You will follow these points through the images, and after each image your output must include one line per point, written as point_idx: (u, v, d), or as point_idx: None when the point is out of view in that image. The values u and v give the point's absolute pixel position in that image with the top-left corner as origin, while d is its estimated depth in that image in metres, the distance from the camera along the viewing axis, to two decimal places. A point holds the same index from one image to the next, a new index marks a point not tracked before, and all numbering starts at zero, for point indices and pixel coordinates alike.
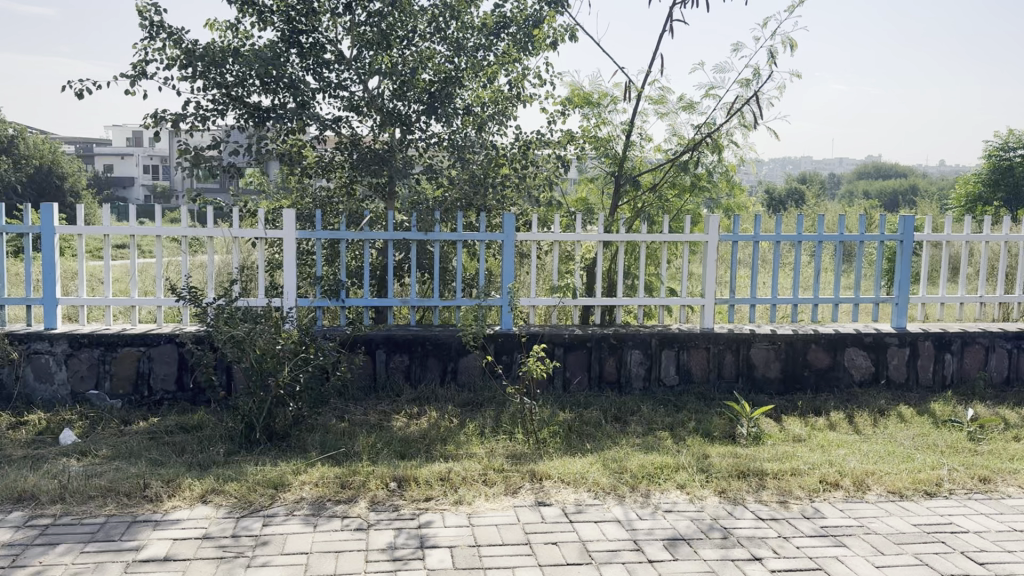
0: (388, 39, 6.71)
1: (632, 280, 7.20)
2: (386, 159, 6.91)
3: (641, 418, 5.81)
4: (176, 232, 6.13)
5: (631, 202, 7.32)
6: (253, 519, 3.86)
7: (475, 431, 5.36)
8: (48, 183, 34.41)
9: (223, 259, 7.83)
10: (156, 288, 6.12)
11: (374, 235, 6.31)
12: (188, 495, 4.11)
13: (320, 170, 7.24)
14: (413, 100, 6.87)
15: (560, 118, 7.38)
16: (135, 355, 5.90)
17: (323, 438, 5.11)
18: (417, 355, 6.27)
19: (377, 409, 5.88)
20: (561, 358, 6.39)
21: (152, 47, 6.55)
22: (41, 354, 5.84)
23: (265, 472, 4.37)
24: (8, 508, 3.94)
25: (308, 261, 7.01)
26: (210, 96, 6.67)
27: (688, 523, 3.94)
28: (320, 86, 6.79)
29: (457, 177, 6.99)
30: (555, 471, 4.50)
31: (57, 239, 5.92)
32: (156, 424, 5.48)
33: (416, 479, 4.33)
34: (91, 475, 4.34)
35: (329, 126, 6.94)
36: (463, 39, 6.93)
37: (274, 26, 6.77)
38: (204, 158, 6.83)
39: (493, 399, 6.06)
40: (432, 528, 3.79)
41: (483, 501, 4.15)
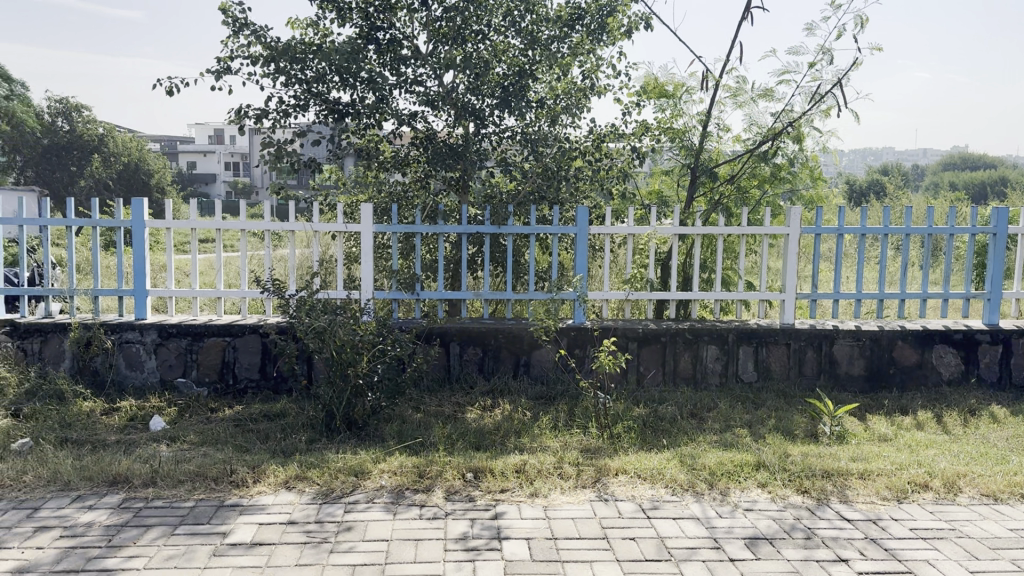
0: (463, 34, 6.76)
1: (708, 273, 7.08)
2: (460, 153, 6.97)
3: (718, 414, 5.70)
4: (259, 226, 6.27)
5: (708, 194, 7.19)
6: (333, 506, 3.93)
7: (549, 425, 5.34)
8: (136, 179, 35.84)
9: (303, 253, 7.98)
10: (241, 280, 6.28)
11: (448, 228, 6.35)
12: (272, 481, 4.22)
13: (396, 164, 7.32)
14: (487, 94, 6.86)
15: (635, 109, 7.30)
16: (221, 344, 6.09)
17: (399, 428, 5.16)
18: (490, 348, 6.29)
19: (452, 401, 5.93)
20: (634, 353, 6.32)
21: (236, 43, 6.73)
22: (133, 343, 6.08)
23: (344, 461, 4.44)
24: (104, 490, 4.12)
25: (384, 254, 7.07)
26: (292, 93, 6.82)
27: (769, 523, 3.85)
28: (397, 81, 6.87)
29: (530, 170, 6.96)
30: (631, 466, 4.45)
31: (147, 233, 6.12)
32: (240, 412, 5.64)
33: (492, 470, 4.35)
34: (181, 460, 4.49)
35: (405, 121, 7.03)
36: (537, 31, 6.93)
37: (353, 23, 6.88)
38: (286, 153, 7.06)
39: (566, 393, 6.04)
40: (509, 519, 3.80)
41: (559, 494, 4.14)
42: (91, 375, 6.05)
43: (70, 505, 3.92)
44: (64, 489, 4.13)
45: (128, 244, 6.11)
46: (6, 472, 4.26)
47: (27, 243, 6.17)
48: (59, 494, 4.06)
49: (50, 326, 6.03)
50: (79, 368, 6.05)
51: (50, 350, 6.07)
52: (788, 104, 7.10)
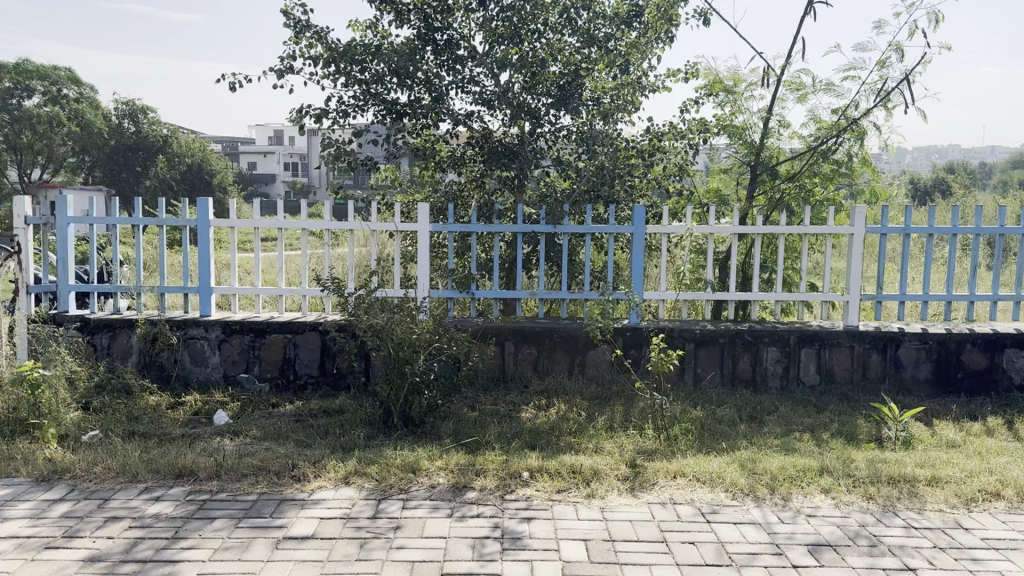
0: (521, 33, 6.76)
1: (768, 273, 6.96)
2: (516, 152, 6.96)
3: (779, 418, 5.59)
4: (319, 225, 6.37)
5: (768, 193, 7.06)
6: (392, 502, 3.97)
7: (604, 425, 5.30)
8: (199, 179, 36.73)
9: (361, 251, 8.08)
10: (302, 278, 6.39)
11: (504, 228, 6.35)
12: (331, 477, 4.27)
13: (452, 164, 7.34)
14: (543, 93, 6.84)
15: (694, 106, 7.20)
16: (282, 341, 6.20)
17: (455, 426, 5.18)
18: (545, 347, 6.28)
19: (507, 399, 5.93)
20: (692, 353, 6.23)
21: (298, 45, 6.84)
22: (197, 339, 6.23)
23: (402, 457, 4.48)
24: (171, 482, 4.22)
25: (440, 253, 7.09)
26: (351, 93, 6.92)
27: (833, 529, 3.76)
28: (454, 81, 6.90)
29: (585, 169, 6.87)
30: (690, 469, 4.39)
31: (211, 232, 6.26)
32: (301, 408, 5.74)
33: (548, 470, 4.33)
34: (244, 454, 4.59)
35: (461, 121, 7.06)
36: (594, 29, 6.91)
37: (411, 24, 6.93)
38: (345, 152, 7.15)
39: (621, 393, 6.00)
40: (566, 519, 3.78)
41: (616, 495, 4.10)
42: (158, 370, 6.22)
43: (138, 496, 4.03)
44: (132, 481, 4.24)
45: (193, 243, 6.25)
46: (78, 463, 4.40)
47: (96, 241, 6.34)
48: (127, 486, 4.18)
49: (119, 322, 6.21)
50: (146, 363, 6.22)
51: (118, 345, 6.26)
52: (852, 100, 6.93)
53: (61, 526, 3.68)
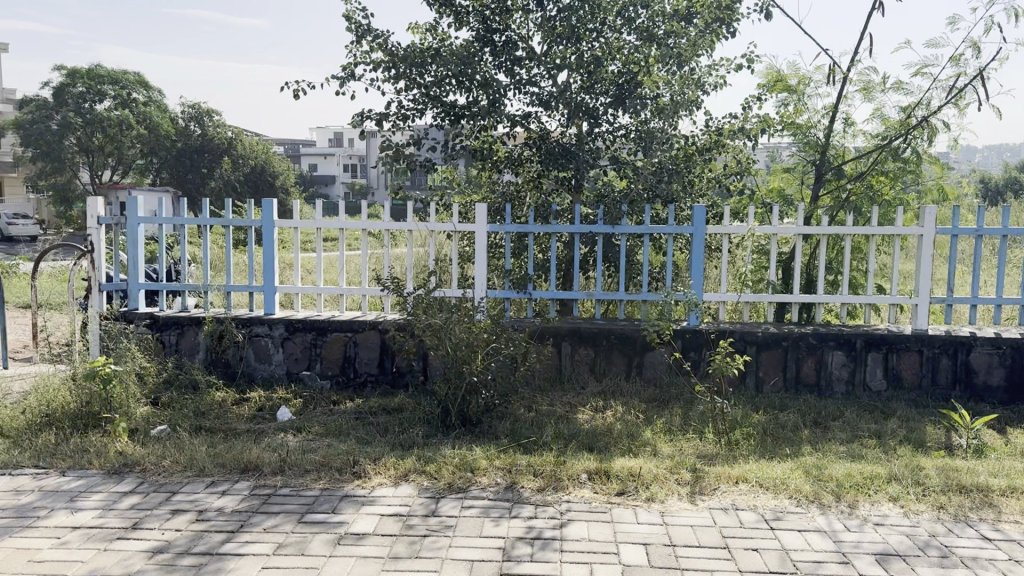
0: (578, 33, 6.72)
1: (833, 275, 6.81)
2: (574, 153, 6.97)
3: (844, 424, 5.45)
4: (379, 225, 6.44)
5: (833, 193, 6.89)
6: (451, 501, 3.99)
7: (663, 428, 5.23)
8: (263, 181, 37.52)
9: (420, 251, 8.14)
10: (362, 278, 6.47)
11: (561, 228, 6.33)
12: (391, 474, 4.32)
13: (509, 164, 7.26)
14: (602, 92, 6.82)
15: (756, 103, 7.08)
16: (342, 339, 6.29)
17: (512, 426, 5.18)
18: (603, 349, 6.24)
19: (564, 400, 5.90)
20: (753, 356, 6.12)
21: (359, 50, 6.94)
22: (262, 336, 6.36)
23: (460, 456, 4.49)
24: (236, 477, 4.32)
25: (497, 253, 7.09)
26: (411, 96, 6.99)
27: (901, 539, 3.64)
28: (512, 82, 6.91)
29: (643, 168, 6.77)
30: (752, 474, 4.31)
31: (276, 232, 6.40)
32: (361, 406, 5.81)
33: (607, 472, 4.30)
34: (307, 450, 4.66)
35: (518, 122, 7.06)
36: (654, 27, 6.76)
37: (469, 26, 6.96)
38: (404, 155, 7.20)
39: (680, 396, 5.92)
40: (625, 523, 3.75)
41: (675, 500, 4.05)
42: (223, 366, 6.37)
43: (205, 490, 4.13)
44: (199, 475, 4.35)
45: (258, 244, 6.39)
46: (147, 457, 4.53)
47: (165, 241, 6.52)
48: (195, 479, 4.29)
49: (187, 320, 6.38)
50: (212, 359, 6.37)
51: (186, 342, 6.43)
52: (922, 98, 6.73)
53: (131, 517, 3.79)
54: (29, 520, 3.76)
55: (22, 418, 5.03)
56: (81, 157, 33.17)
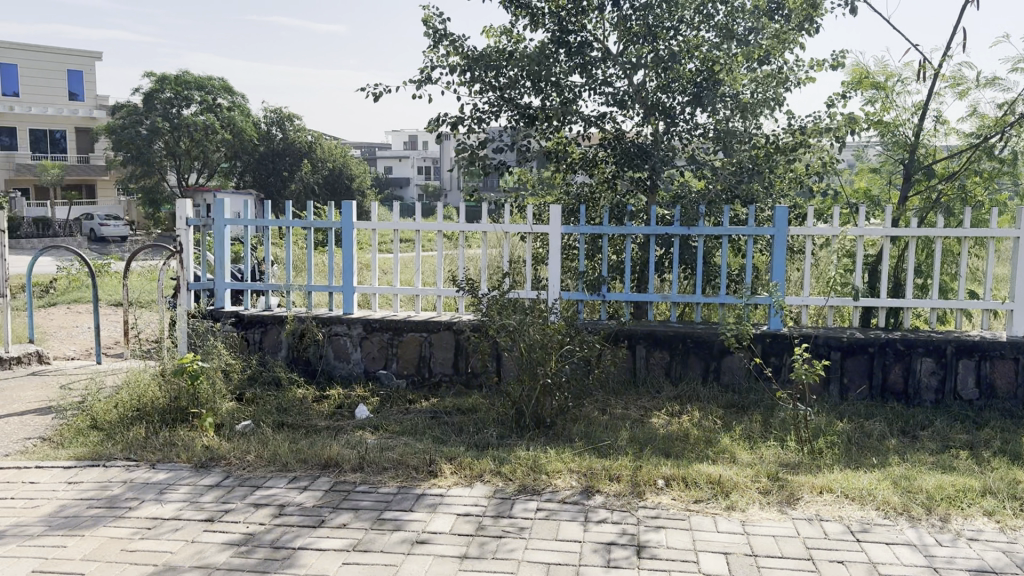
0: (655, 31, 6.63)
1: (923, 279, 6.56)
2: (649, 153, 6.86)
3: (933, 433, 5.24)
4: (453, 228, 6.49)
5: (922, 193, 6.65)
6: (526, 503, 3.98)
7: (742, 434, 5.11)
8: (341, 183, 38.10)
9: (494, 253, 8.17)
10: (437, 278, 6.49)
11: (636, 229, 6.26)
12: (466, 474, 4.33)
13: (584, 166, 7.29)
14: (679, 91, 6.72)
15: (841, 101, 6.87)
16: (418, 339, 6.37)
17: (586, 429, 5.14)
18: (679, 352, 6.14)
19: (639, 404, 5.81)
20: (837, 362, 5.94)
21: (435, 54, 7.01)
22: (340, 335, 6.49)
23: (534, 458, 4.48)
24: (317, 473, 4.40)
25: (571, 255, 7.05)
26: (486, 99, 7.04)
27: (998, 556, 3.47)
28: (587, 83, 6.87)
29: (723, 169, 6.61)
30: (837, 484, 4.17)
31: (355, 233, 6.51)
32: (437, 405, 5.86)
33: (685, 479, 4.22)
34: (385, 448, 4.72)
35: (593, 122, 7.02)
36: (733, 24, 6.62)
37: (545, 27, 6.93)
38: (479, 159, 7.16)
39: (760, 403, 5.77)
40: (705, 531, 3.67)
41: (757, 509, 3.95)
42: (303, 364, 6.54)
43: (287, 485, 4.23)
44: (281, 470, 4.45)
45: (338, 245, 6.53)
46: (231, 451, 4.66)
47: (250, 241, 6.72)
48: (278, 474, 4.39)
49: (270, 318, 6.56)
50: (293, 357, 6.55)
51: (269, 340, 6.61)
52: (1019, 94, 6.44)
53: (217, 510, 3.90)
54: (120, 511, 3.91)
55: (115, 411, 5.25)
56: (169, 160, 34.52)
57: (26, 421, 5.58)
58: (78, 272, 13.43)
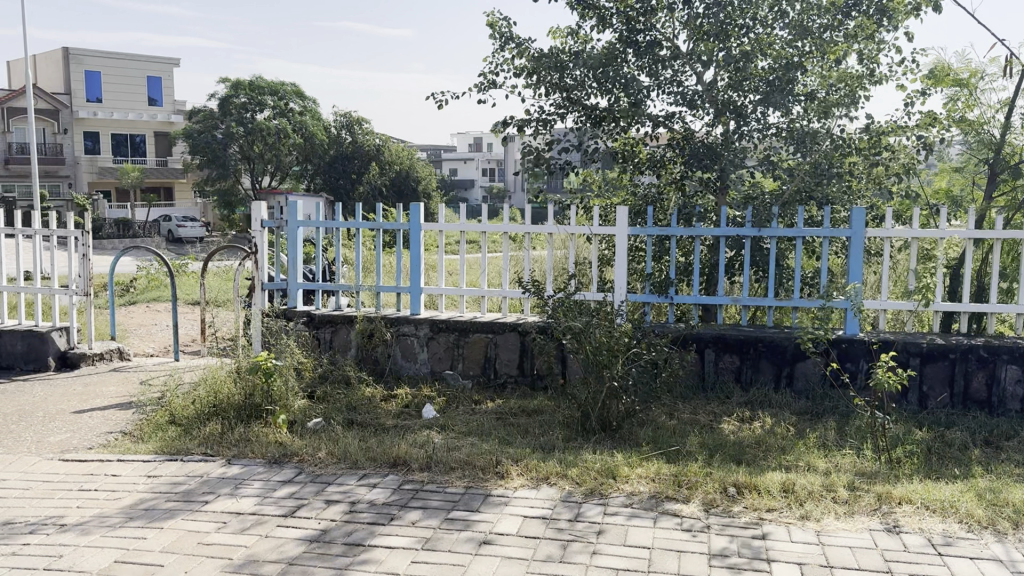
0: (727, 29, 6.48)
1: (1008, 283, 6.29)
2: (718, 153, 6.67)
3: (1020, 444, 5.01)
4: (519, 229, 6.48)
5: (1009, 193, 6.43)
6: (593, 507, 3.95)
7: (817, 443, 4.97)
8: (408, 186, 38.31)
9: (561, 254, 8.15)
10: (503, 279, 6.51)
11: (705, 231, 6.15)
12: (533, 476, 4.33)
13: (651, 166, 7.15)
14: (750, 90, 6.55)
15: (920, 98, 6.64)
16: (484, 340, 6.40)
17: (654, 433, 5.08)
18: (750, 357, 6.02)
19: (708, 409, 5.72)
20: (916, 370, 5.74)
21: (502, 57, 7.03)
22: (408, 335, 6.57)
23: (601, 461, 4.45)
24: (385, 471, 4.46)
25: (638, 257, 6.97)
26: (553, 101, 7.03)
27: None
28: (655, 83, 6.80)
29: (797, 169, 6.42)
30: (917, 496, 4.02)
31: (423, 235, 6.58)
32: (503, 406, 5.87)
33: (757, 486, 4.12)
34: (452, 448, 4.74)
35: (661, 123, 6.94)
36: (808, 21, 6.45)
37: (613, 27, 6.89)
38: (543, 159, 7.26)
39: (834, 410, 5.62)
40: (778, 540, 3.59)
41: (832, 519, 3.83)
42: (372, 364, 6.62)
43: (356, 482, 4.29)
44: (352, 467, 4.52)
45: (405, 247, 6.60)
46: (304, 448, 4.75)
47: (322, 243, 6.87)
48: (348, 472, 4.46)
49: (340, 318, 6.67)
50: (362, 357, 6.65)
51: (339, 339, 6.73)
52: None
53: (289, 505, 3.98)
54: (197, 504, 4.02)
55: (193, 408, 5.41)
56: (242, 164, 35.49)
57: (109, 415, 5.79)
58: (158, 271, 13.90)
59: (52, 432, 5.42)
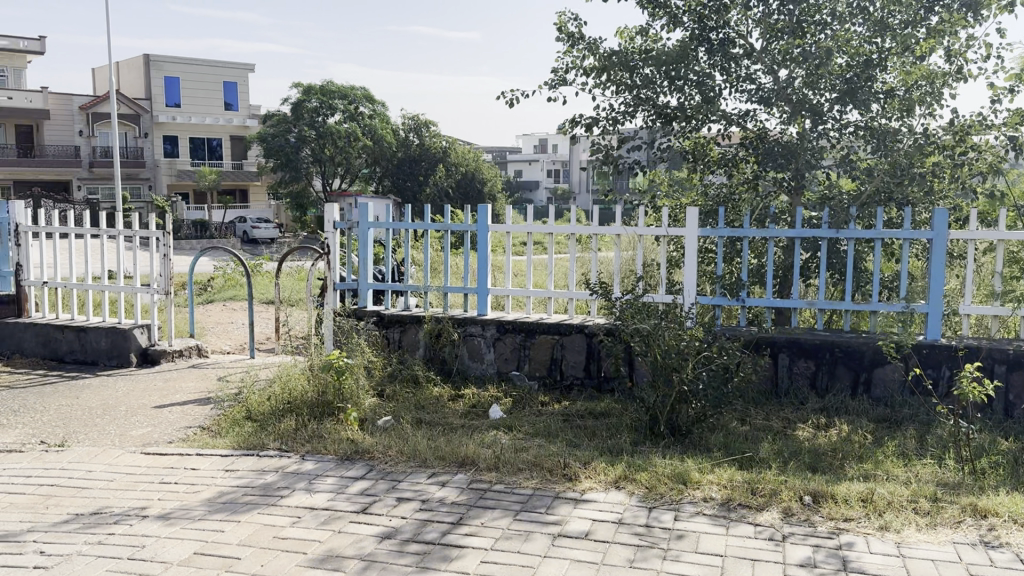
0: (803, 26, 6.32)
1: None
2: (795, 152, 6.56)
3: None
4: (587, 230, 6.45)
5: None
6: (663, 512, 3.91)
7: (896, 452, 4.80)
8: (473, 188, 38.44)
9: (629, 256, 8.10)
10: (570, 280, 6.48)
11: (778, 232, 5.99)
12: (602, 479, 4.29)
13: (722, 166, 7.05)
14: (826, 88, 6.40)
15: (1008, 96, 6.38)
16: (550, 341, 6.39)
17: (726, 439, 4.99)
18: (825, 362, 5.87)
19: (782, 415, 5.59)
20: (1002, 378, 5.51)
21: (572, 56, 7.01)
22: (475, 336, 6.61)
23: (672, 466, 4.39)
24: (454, 470, 4.49)
25: (708, 259, 6.86)
26: (622, 100, 6.98)
27: None
28: (727, 81, 6.69)
29: (876, 168, 6.26)
30: (1004, 509, 3.85)
31: (490, 237, 6.61)
32: (570, 408, 5.86)
33: (834, 495, 4.01)
34: (520, 449, 4.75)
35: (734, 121, 6.82)
36: (888, 17, 6.30)
37: (684, 27, 6.81)
38: (612, 158, 7.24)
39: (914, 417, 5.44)
40: (856, 551, 3.49)
41: (914, 530, 3.71)
42: (439, 363, 6.67)
43: (426, 481, 4.33)
44: (421, 466, 4.57)
45: (473, 248, 6.63)
46: (375, 445, 4.82)
47: (391, 245, 6.96)
48: (417, 470, 4.51)
49: (409, 318, 6.76)
50: (430, 356, 6.71)
51: (407, 339, 6.81)
52: None
53: (361, 502, 4.04)
54: (273, 498, 4.11)
55: (268, 404, 5.54)
56: (313, 166, 36.26)
57: (188, 410, 5.98)
58: (233, 270, 14.30)
59: (135, 426, 5.62)
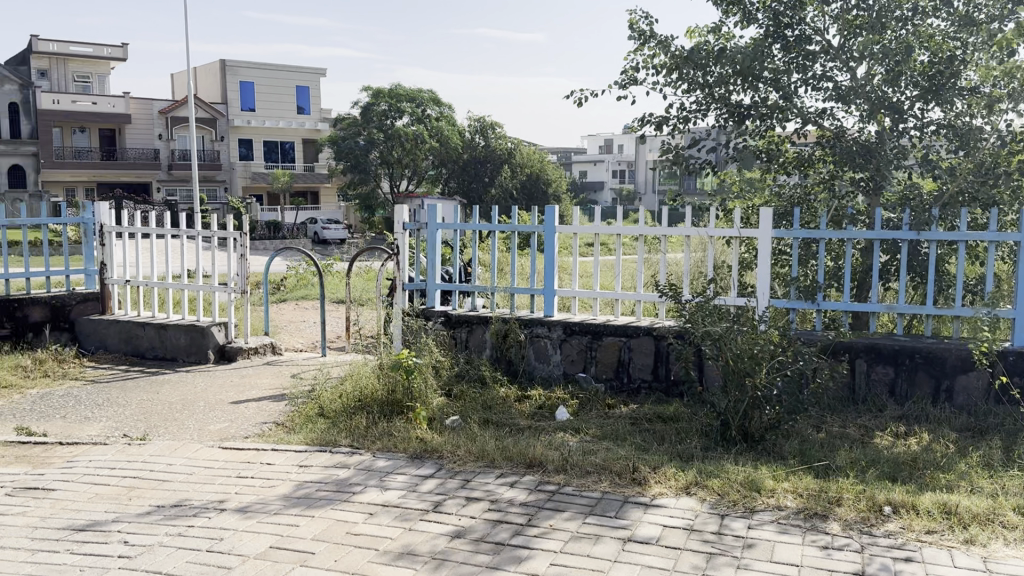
0: (883, 22, 6.14)
1: None
2: (874, 151, 6.37)
3: None
4: (656, 231, 6.39)
5: None
6: (735, 519, 3.83)
7: (980, 462, 4.61)
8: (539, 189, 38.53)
9: (699, 257, 7.98)
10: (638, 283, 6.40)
11: (856, 233, 5.81)
12: (672, 485, 4.24)
13: (797, 166, 6.87)
14: (908, 86, 6.21)
15: None
16: (618, 344, 6.34)
17: (800, 445, 4.87)
18: (904, 368, 5.67)
19: (859, 422, 5.44)
20: None
21: (643, 55, 6.93)
22: (542, 337, 6.60)
23: (744, 472, 4.30)
24: (522, 471, 4.50)
25: (781, 261, 6.72)
26: (694, 99, 6.88)
27: None
28: (803, 78, 6.54)
29: (959, 168, 6.07)
30: None
31: (557, 238, 6.58)
32: (637, 411, 5.81)
33: (915, 506, 3.88)
34: (588, 452, 4.72)
35: (811, 120, 6.66)
36: (973, 12, 6.13)
37: (759, 24, 6.67)
38: (683, 157, 7.13)
39: (1001, 427, 5.22)
40: (939, 565, 3.36)
41: (1001, 545, 3.55)
42: (506, 364, 6.68)
43: (495, 481, 4.35)
44: (489, 466, 4.59)
45: (541, 249, 6.63)
46: (443, 444, 4.86)
47: (459, 246, 7.04)
48: (486, 470, 4.53)
49: (476, 319, 6.79)
50: (497, 357, 6.72)
51: (474, 339, 6.85)
52: None
53: (431, 500, 4.08)
54: (345, 495, 4.19)
55: (339, 402, 5.64)
56: (381, 168, 36.80)
57: (262, 406, 6.13)
58: (306, 270, 14.63)
59: (212, 421, 5.79)
